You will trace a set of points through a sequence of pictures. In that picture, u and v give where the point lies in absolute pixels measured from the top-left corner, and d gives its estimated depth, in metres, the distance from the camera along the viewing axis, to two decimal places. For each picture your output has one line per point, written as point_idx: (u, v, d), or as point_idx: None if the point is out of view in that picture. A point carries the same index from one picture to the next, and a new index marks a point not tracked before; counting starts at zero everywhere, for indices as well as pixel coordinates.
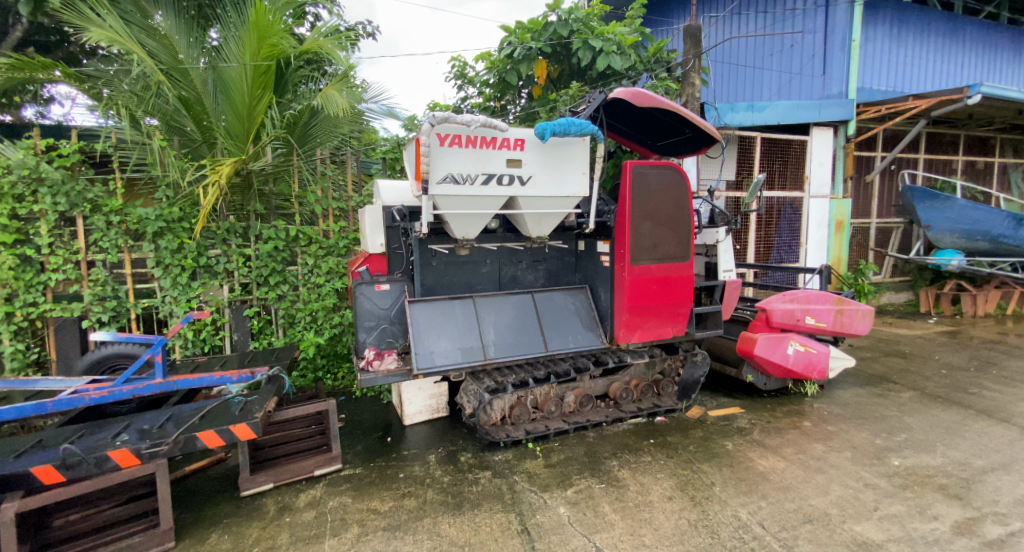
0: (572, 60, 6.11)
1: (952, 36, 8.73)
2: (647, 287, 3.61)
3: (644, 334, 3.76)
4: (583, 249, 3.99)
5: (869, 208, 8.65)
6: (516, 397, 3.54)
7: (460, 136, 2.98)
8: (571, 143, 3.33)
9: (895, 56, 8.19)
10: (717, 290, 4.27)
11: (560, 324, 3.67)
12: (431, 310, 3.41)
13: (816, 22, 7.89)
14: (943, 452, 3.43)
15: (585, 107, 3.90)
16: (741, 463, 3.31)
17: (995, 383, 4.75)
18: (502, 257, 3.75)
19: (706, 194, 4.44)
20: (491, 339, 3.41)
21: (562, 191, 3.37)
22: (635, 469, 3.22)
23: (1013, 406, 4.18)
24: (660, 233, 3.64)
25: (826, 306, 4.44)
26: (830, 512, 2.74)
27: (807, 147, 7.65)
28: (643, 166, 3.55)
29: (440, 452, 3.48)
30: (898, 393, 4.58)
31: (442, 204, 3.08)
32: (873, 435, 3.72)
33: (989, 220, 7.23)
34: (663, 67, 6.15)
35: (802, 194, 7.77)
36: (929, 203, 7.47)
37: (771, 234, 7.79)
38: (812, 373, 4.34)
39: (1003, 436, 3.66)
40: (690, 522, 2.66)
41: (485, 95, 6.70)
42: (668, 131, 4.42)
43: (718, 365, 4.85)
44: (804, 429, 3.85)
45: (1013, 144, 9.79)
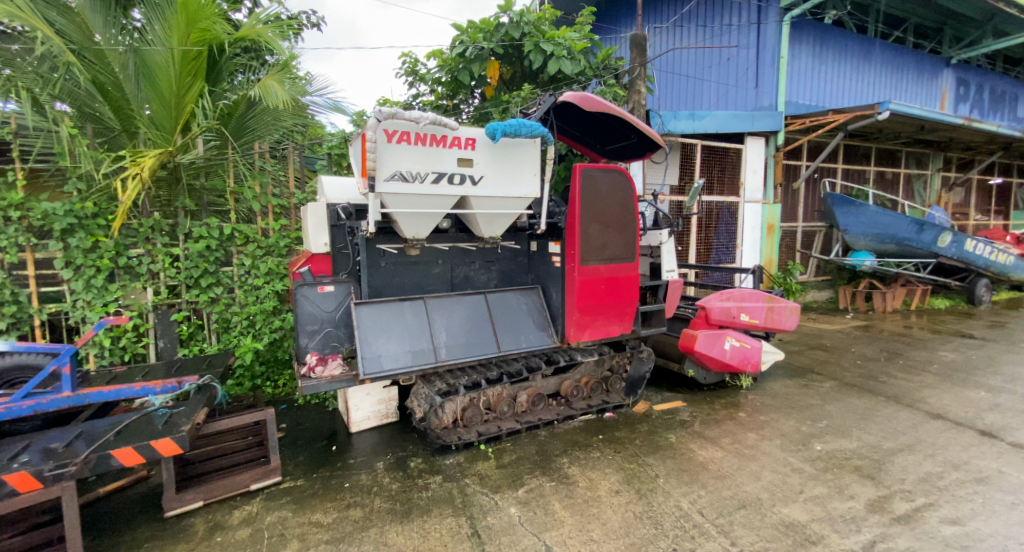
0: (524, 62, 6.16)
1: (865, 56, 9.60)
2: (596, 287, 3.70)
3: (593, 333, 3.84)
4: (535, 250, 4.02)
5: (796, 213, 9.34)
6: (469, 398, 3.50)
7: (408, 133, 2.92)
8: (522, 145, 3.35)
9: (817, 73, 8.90)
10: (661, 289, 4.46)
11: (512, 324, 3.67)
12: (379, 312, 3.29)
13: (749, 38, 8.42)
14: (858, 436, 3.76)
15: (536, 109, 3.94)
16: (683, 455, 3.46)
17: (902, 372, 5.26)
18: (454, 258, 3.69)
19: (650, 197, 4.62)
20: (442, 341, 3.35)
21: (514, 192, 3.36)
22: (585, 466, 3.28)
23: (916, 393, 4.65)
24: (608, 234, 3.74)
25: (758, 304, 4.74)
26: (762, 497, 2.92)
27: (741, 155, 8.16)
28: (592, 169, 3.63)
29: (389, 458, 3.38)
30: (821, 383, 4.97)
31: (390, 202, 2.97)
32: (799, 423, 4.01)
33: (897, 224, 8.07)
34: (611, 74, 6.34)
35: (738, 198, 8.27)
36: (847, 209, 8.02)
37: (711, 236, 8.21)
38: (746, 366, 4.62)
39: (908, 419, 4.06)
40: (635, 515, 2.74)
41: (437, 93, 6.57)
42: (615, 135, 4.55)
43: (662, 361, 5.05)
44: (739, 420, 4.09)
45: (916, 158, 10.90)
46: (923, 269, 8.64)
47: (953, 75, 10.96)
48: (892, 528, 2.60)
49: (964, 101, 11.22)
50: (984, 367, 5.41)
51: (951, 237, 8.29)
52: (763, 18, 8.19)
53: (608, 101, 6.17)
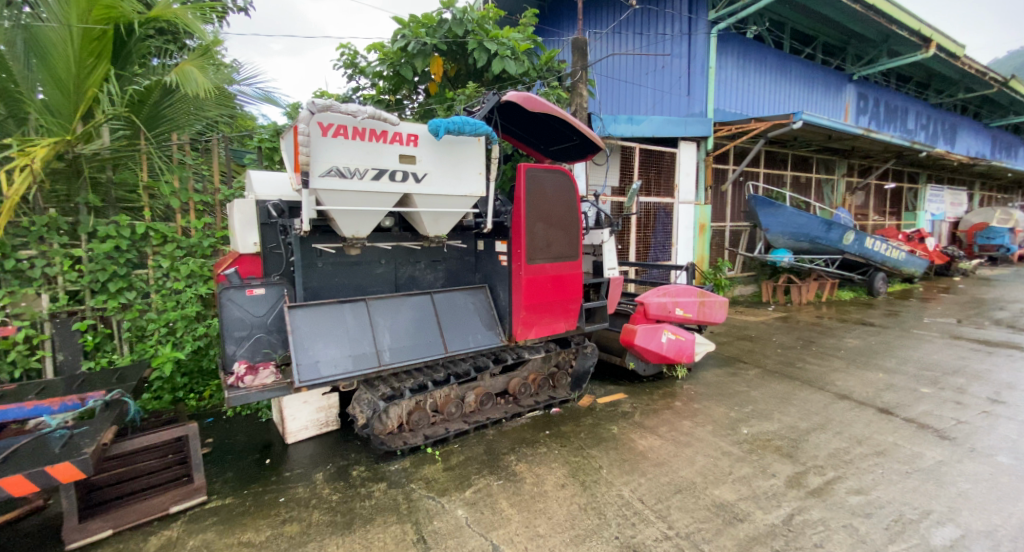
0: (468, 59, 6.11)
1: (782, 70, 10.43)
2: (543, 285, 3.75)
3: (540, 330, 3.88)
4: (481, 249, 4.00)
5: (723, 213, 10.00)
6: (415, 401, 3.43)
7: (345, 126, 2.80)
8: (466, 143, 3.32)
9: (741, 83, 9.56)
10: (603, 286, 4.60)
11: (459, 324, 3.62)
12: (316, 316, 3.11)
13: (681, 47, 8.85)
14: (778, 418, 4.09)
15: (480, 107, 3.88)
16: (625, 445, 3.59)
17: (815, 358, 5.79)
18: (398, 257, 3.57)
19: (592, 197, 4.74)
20: (386, 344, 3.23)
21: (459, 190, 3.32)
22: (532, 462, 3.31)
23: (827, 376, 5.13)
24: (552, 233, 3.79)
25: (692, 299, 5.01)
26: (695, 480, 3.09)
27: (675, 159, 8.60)
28: (536, 169, 3.66)
29: (329, 468, 3.23)
30: (747, 371, 5.36)
31: (326, 199, 2.82)
32: (728, 409, 4.29)
33: (810, 225, 8.80)
34: (554, 76, 6.43)
35: (672, 200, 8.70)
36: (768, 210, 8.74)
37: (649, 236, 8.58)
38: (681, 357, 4.87)
39: (821, 401, 4.47)
40: (580, 506, 2.80)
41: (378, 87, 6.32)
42: (558, 136, 4.61)
43: (605, 355, 5.21)
44: (676, 409, 4.30)
45: (825, 164, 12.02)
46: (832, 264, 9.56)
47: (855, 90, 12.18)
48: (808, 501, 2.84)
49: (864, 113, 12.51)
50: (882, 351, 6.07)
51: (853, 237, 9.15)
52: (693, 30, 8.66)
53: (551, 102, 6.26)
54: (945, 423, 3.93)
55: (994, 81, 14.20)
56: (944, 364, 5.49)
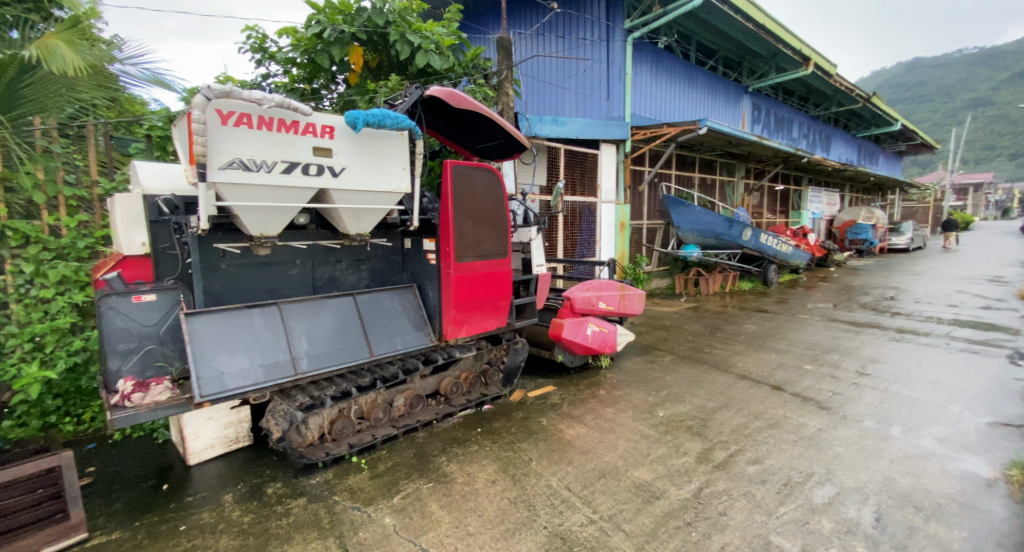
0: (390, 51, 5.87)
1: (690, 79, 11.27)
2: (472, 283, 3.72)
3: (470, 328, 3.85)
4: (408, 247, 3.90)
5: (641, 211, 10.63)
6: (337, 409, 3.26)
7: (249, 115, 2.58)
8: (388, 137, 3.20)
9: (654, 90, 10.20)
10: (532, 283, 4.69)
11: (385, 325, 3.49)
12: (221, 323, 2.84)
13: (601, 53, 9.23)
14: (690, 399, 4.44)
15: (402, 101, 3.72)
16: (553, 436, 3.69)
17: (720, 343, 6.35)
18: (316, 256, 3.36)
19: (520, 195, 4.81)
20: (304, 350, 3.03)
21: (381, 185, 3.18)
22: (462, 462, 3.29)
23: (730, 359, 5.66)
24: (481, 231, 3.78)
25: (613, 292, 5.25)
26: (617, 464, 3.26)
27: (597, 160, 9.00)
28: (462, 166, 3.62)
29: (239, 488, 2.97)
30: (663, 357, 5.76)
31: (228, 194, 2.57)
32: (647, 394, 4.57)
33: (715, 222, 9.68)
34: (480, 74, 6.36)
35: (596, 199, 9.09)
36: (679, 209, 9.39)
37: (576, 233, 8.85)
38: (605, 348, 5.09)
39: (725, 381, 4.92)
40: (510, 501, 2.83)
41: (291, 74, 5.89)
42: (485, 134, 4.60)
43: (534, 350, 5.32)
44: (600, 397, 4.50)
45: (727, 166, 13.21)
46: (733, 258, 10.54)
47: (750, 101, 13.50)
48: (714, 474, 3.11)
49: (758, 122, 13.90)
50: (775, 334, 6.81)
51: (751, 232, 10.20)
52: (612, 36, 9.06)
53: (478, 100, 6.18)
54: (824, 395, 4.50)
55: (859, 98, 16.41)
56: (823, 343, 6.29)
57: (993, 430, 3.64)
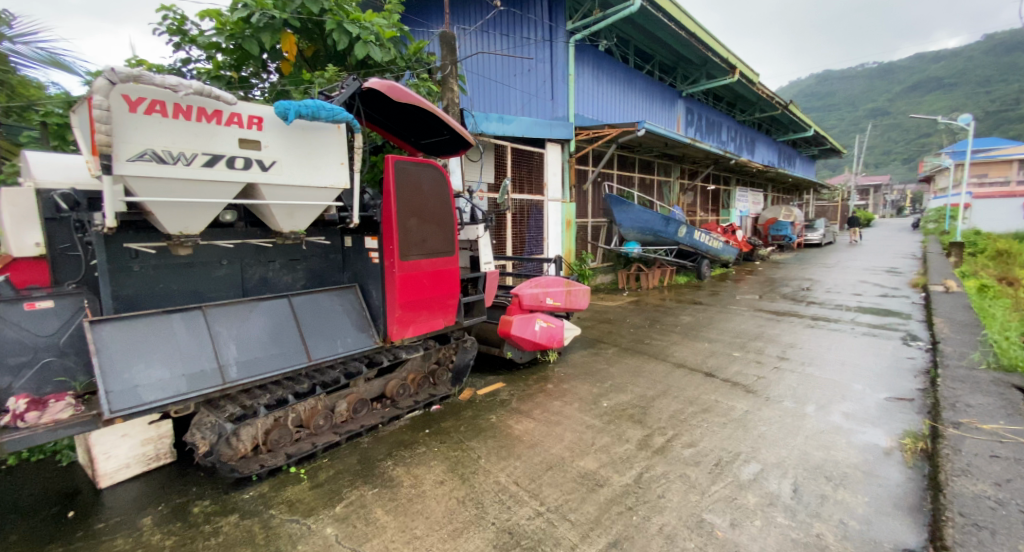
0: (326, 41, 5.60)
1: (629, 81, 11.70)
2: (418, 282, 3.64)
3: (417, 328, 3.77)
4: (349, 246, 3.76)
5: (586, 209, 10.90)
6: (273, 418, 3.08)
7: (163, 102, 2.37)
8: (323, 130, 3.05)
9: (596, 91, 10.49)
10: (480, 280, 4.67)
11: (324, 327, 3.33)
12: (134, 331, 2.58)
13: (544, 53, 9.36)
14: (632, 389, 4.62)
15: (339, 93, 3.56)
16: (501, 432, 3.70)
17: (659, 334, 6.66)
18: (246, 256, 3.14)
19: (466, 192, 4.78)
20: (233, 357, 2.83)
21: (317, 180, 3.03)
22: (409, 464, 3.22)
23: (668, 349, 5.95)
24: (425, 228, 3.70)
25: (560, 288, 5.35)
26: (564, 455, 3.33)
27: (543, 159, 9.14)
28: (405, 162, 3.53)
29: (160, 510, 2.74)
30: (607, 350, 5.95)
31: (138, 188, 2.34)
32: (592, 386, 4.70)
33: (654, 220, 10.13)
34: (424, 68, 6.18)
35: (543, 197, 9.23)
36: (621, 208, 9.74)
37: (524, 231, 8.93)
38: (553, 343, 5.17)
39: (664, 370, 5.17)
40: (458, 500, 2.81)
41: (215, 61, 5.44)
42: (428, 130, 4.52)
43: (484, 348, 5.31)
44: (548, 391, 4.57)
45: (663, 167, 13.85)
46: (670, 254, 11.09)
47: (684, 104, 14.22)
48: (653, 459, 3.26)
49: (691, 125, 14.67)
50: (708, 324, 7.24)
51: (685, 229, 10.79)
52: (555, 37, 9.23)
53: (422, 94, 6.03)
54: (751, 379, 4.84)
55: (779, 105, 17.77)
56: (750, 331, 6.77)
57: (890, 404, 4.09)
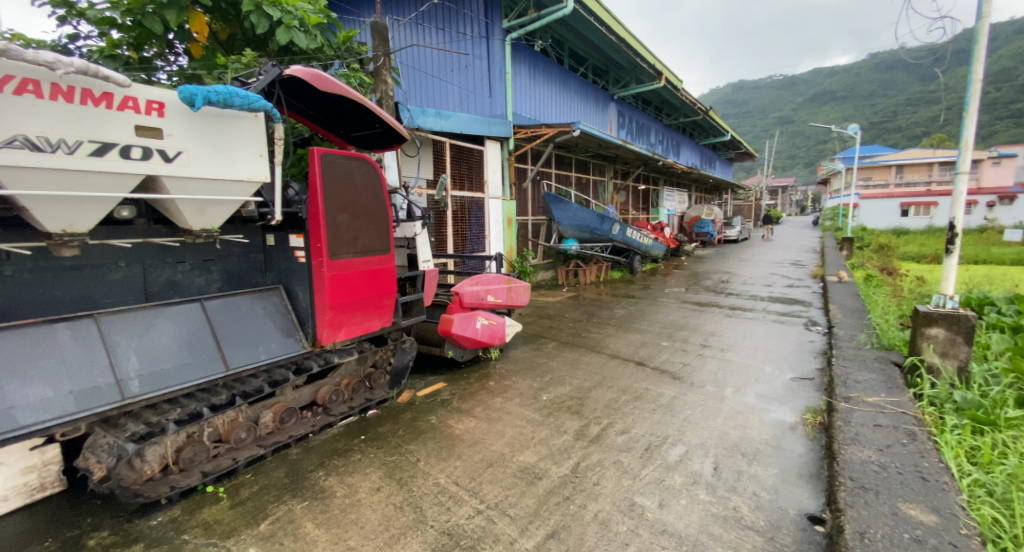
0: (244, 23, 5.13)
1: (564, 82, 11.95)
2: (350, 282, 3.48)
3: (350, 331, 3.62)
4: (272, 244, 3.52)
5: (525, 207, 11.01)
6: (185, 434, 2.81)
7: (37, 82, 2.07)
8: (237, 118, 2.82)
9: (532, 90, 10.62)
10: (419, 279, 4.56)
11: (244, 333, 3.09)
12: (4, 345, 2.23)
13: (481, 49, 9.31)
14: (570, 381, 4.74)
15: (257, 79, 3.29)
16: (441, 432, 3.64)
17: (596, 327, 6.89)
18: (149, 257, 2.84)
19: (403, 188, 4.63)
20: (134, 369, 2.54)
21: (231, 173, 2.80)
22: (343, 473, 3.08)
23: (604, 341, 6.17)
24: (357, 225, 3.54)
25: (501, 285, 5.35)
26: (504, 451, 3.34)
27: (483, 156, 9.12)
28: (333, 155, 3.35)
29: (47, 547, 2.42)
30: (547, 344, 6.05)
31: (7, 179, 2.03)
32: (532, 381, 4.76)
33: (589, 218, 10.48)
34: (355, 58, 5.90)
35: (484, 195, 9.21)
36: (559, 206, 9.95)
37: (465, 228, 8.85)
38: (494, 340, 5.17)
39: (601, 362, 5.35)
40: (395, 506, 2.73)
41: (110, 38, 4.81)
42: (359, 123, 4.34)
43: (425, 349, 5.18)
44: (489, 389, 4.57)
45: (598, 166, 14.32)
46: (605, 250, 11.50)
47: (616, 107, 14.77)
48: (589, 448, 3.36)
49: (623, 128, 15.28)
50: (640, 317, 7.59)
51: (618, 227, 11.26)
52: (490, 34, 9.24)
53: (354, 85, 5.77)
54: (678, 366, 5.15)
55: (700, 111, 19.02)
56: (677, 322, 7.19)
57: (796, 383, 4.52)
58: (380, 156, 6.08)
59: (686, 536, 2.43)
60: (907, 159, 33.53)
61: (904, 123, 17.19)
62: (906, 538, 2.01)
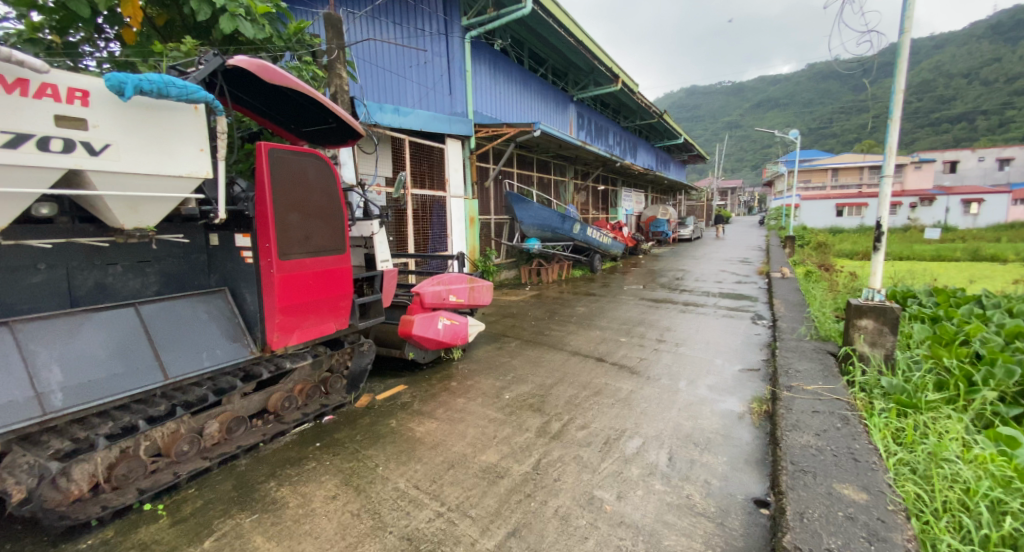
0: (183, 9, 4.82)
1: (525, 82, 12.01)
2: (302, 283, 3.35)
3: (303, 334, 3.48)
4: (216, 244, 3.34)
5: (487, 206, 10.98)
6: (118, 449, 2.61)
7: None
8: (174, 110, 2.65)
9: (492, 89, 10.60)
10: (376, 280, 4.45)
11: (186, 339, 2.91)
12: None
13: (440, 46, 9.19)
14: (532, 379, 4.77)
15: (197, 68, 3.08)
16: (402, 436, 3.57)
17: (557, 325, 6.97)
18: (74, 259, 2.62)
19: (360, 186, 4.51)
20: (57, 381, 2.33)
21: (168, 168, 2.63)
22: (297, 482, 2.96)
23: (565, 338, 6.25)
24: (310, 224, 3.41)
25: (463, 285, 5.31)
26: (466, 452, 3.31)
27: (444, 155, 9.04)
28: (283, 151, 3.21)
29: None
30: (509, 343, 6.06)
31: None
32: (495, 380, 4.75)
33: (551, 217, 10.59)
34: (307, 50, 5.65)
35: (445, 194, 9.13)
36: (521, 205, 10.00)
37: (426, 228, 8.73)
38: (456, 340, 5.12)
39: (563, 359, 5.41)
40: (353, 513, 2.65)
41: (28, 20, 4.35)
42: (311, 118, 4.18)
43: (385, 350, 5.08)
44: (452, 389, 4.52)
45: (559, 166, 14.49)
46: (567, 249, 11.66)
47: (576, 109, 15.00)
48: (550, 444, 3.39)
49: (582, 129, 15.53)
50: (599, 314, 7.75)
51: (579, 226, 11.47)
52: (450, 32, 9.16)
53: (307, 79, 5.57)
54: (636, 361, 5.30)
55: (654, 114, 19.66)
56: (634, 318, 7.40)
57: (744, 374, 4.76)
58: (336, 153, 5.89)
59: (642, 525, 2.50)
60: (842, 163, 35.97)
61: (839, 129, 18.42)
62: (840, 516, 2.15)
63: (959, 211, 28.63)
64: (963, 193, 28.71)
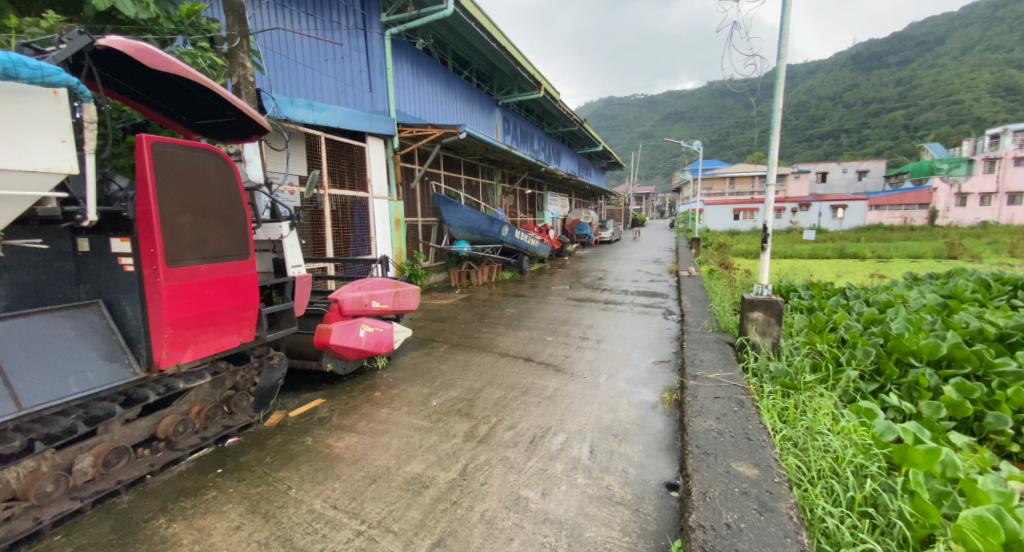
0: None
1: (449, 84, 11.91)
2: (196, 293, 3.02)
3: (200, 349, 3.15)
4: (87, 251, 2.92)
5: (413, 208, 10.72)
6: None
7: None
8: (26, 94, 2.25)
9: (414, 89, 10.36)
10: (287, 287, 4.11)
11: (47, 362, 2.50)
12: None
13: (358, 41, 8.82)
14: (461, 383, 4.72)
15: (59, 48, 2.65)
16: (319, 454, 3.35)
17: (486, 327, 6.98)
18: None
19: (267, 185, 4.19)
20: None
21: (20, 163, 2.24)
22: (193, 516, 2.66)
23: (494, 340, 6.28)
24: (204, 227, 3.09)
25: (386, 290, 5.11)
26: (389, 464, 3.19)
27: (365, 153, 8.69)
28: (169, 145, 2.87)
29: None
30: (437, 348, 5.96)
31: None
32: (421, 387, 4.62)
33: (479, 220, 10.58)
34: (203, 35, 5.12)
35: (367, 194, 8.78)
36: (449, 208, 9.87)
37: (348, 230, 8.32)
38: (380, 348, 4.92)
39: (491, 361, 5.41)
40: (260, 543, 2.43)
41: None
42: (206, 109, 3.80)
43: (301, 361, 4.75)
44: (375, 400, 4.33)
45: (485, 169, 14.55)
46: (495, 252, 11.72)
47: (501, 112, 15.13)
48: (477, 448, 3.37)
49: (508, 133, 15.71)
50: (527, 314, 7.87)
51: (507, 229, 11.57)
52: (368, 27, 8.87)
53: (203, 67, 5.06)
54: (562, 358, 5.45)
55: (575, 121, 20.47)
56: (560, 317, 7.62)
57: (657, 366, 5.09)
58: (240, 150, 5.42)
59: (565, 520, 2.56)
60: (738, 172, 39.94)
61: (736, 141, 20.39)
62: (736, 491, 2.36)
63: (830, 215, 33.00)
64: (833, 200, 33.08)
